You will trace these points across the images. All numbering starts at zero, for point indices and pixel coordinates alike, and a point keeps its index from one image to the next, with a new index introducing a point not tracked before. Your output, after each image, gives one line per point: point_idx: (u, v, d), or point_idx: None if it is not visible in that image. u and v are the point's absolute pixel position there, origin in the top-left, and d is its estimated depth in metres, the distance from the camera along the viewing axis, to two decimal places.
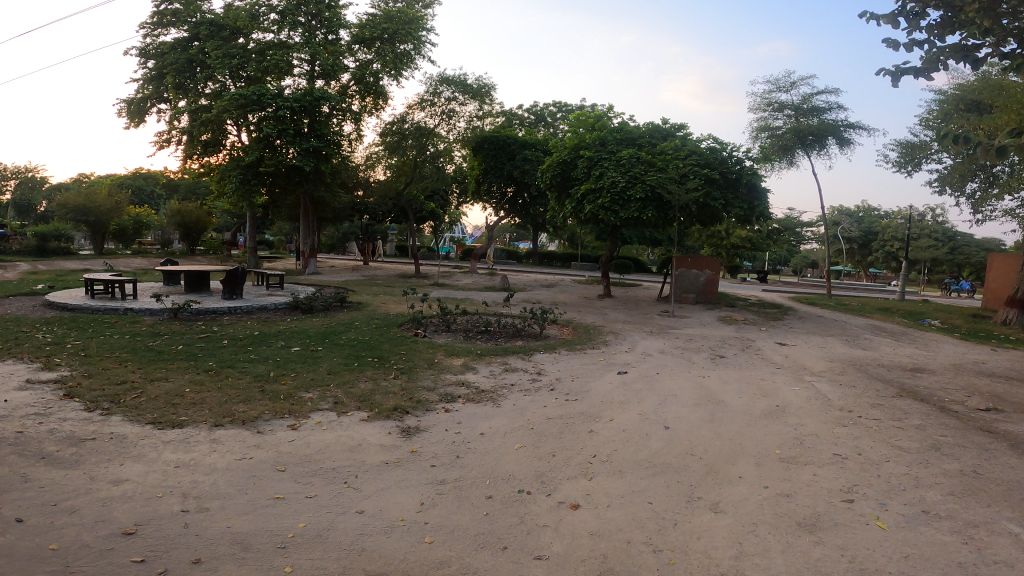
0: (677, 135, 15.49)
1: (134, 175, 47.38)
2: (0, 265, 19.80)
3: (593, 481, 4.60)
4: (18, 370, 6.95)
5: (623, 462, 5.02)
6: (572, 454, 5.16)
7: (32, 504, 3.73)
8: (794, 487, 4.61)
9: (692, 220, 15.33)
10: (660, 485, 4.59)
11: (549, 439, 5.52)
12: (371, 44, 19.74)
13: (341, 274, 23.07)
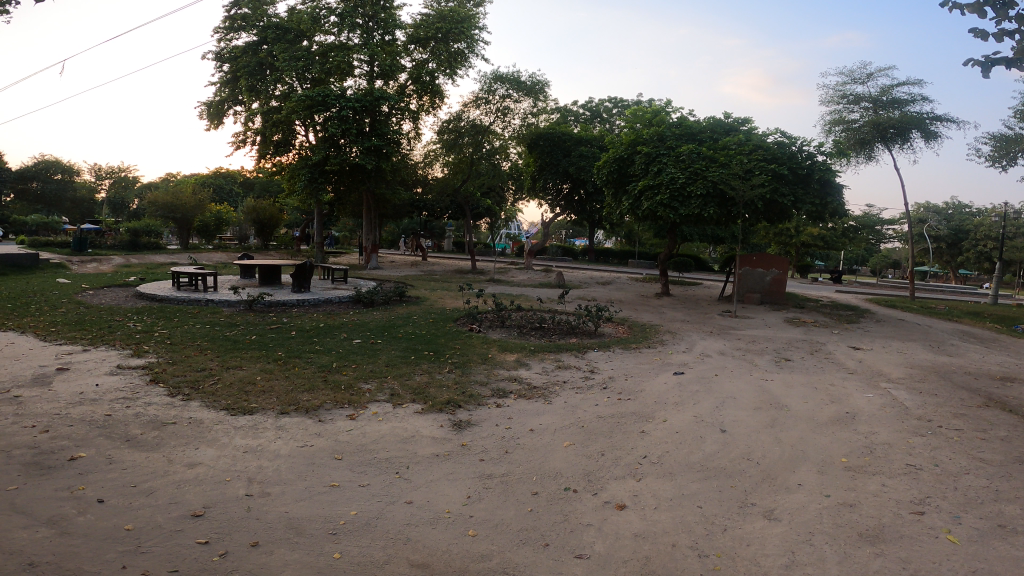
0: (741, 130, 14.96)
1: (215, 174, 50.11)
2: (97, 259, 21.41)
3: (641, 483, 4.53)
4: (111, 356, 7.51)
5: (675, 464, 4.92)
6: (621, 454, 5.08)
7: (114, 485, 4.02)
8: (859, 497, 4.38)
9: (759, 217, 14.79)
10: (712, 489, 4.46)
11: (600, 437, 5.47)
12: (426, 44, 20.02)
13: (403, 270, 23.64)
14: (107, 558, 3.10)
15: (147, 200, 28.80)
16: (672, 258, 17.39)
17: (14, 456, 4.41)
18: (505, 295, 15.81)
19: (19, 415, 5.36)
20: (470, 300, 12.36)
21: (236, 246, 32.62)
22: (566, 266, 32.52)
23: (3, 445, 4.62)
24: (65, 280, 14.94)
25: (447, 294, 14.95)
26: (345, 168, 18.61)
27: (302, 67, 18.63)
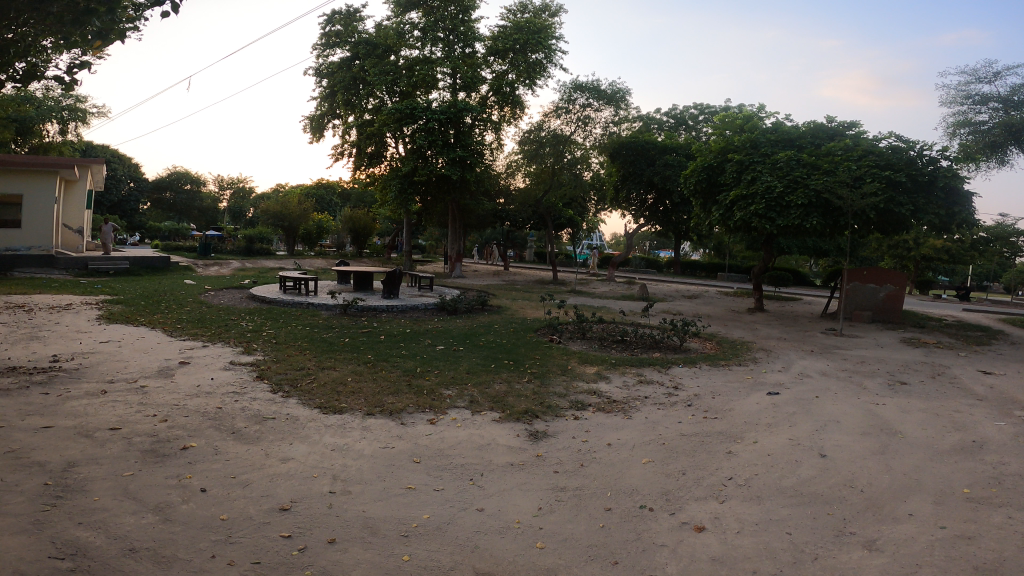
0: (848, 135, 14.00)
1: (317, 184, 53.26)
2: (216, 262, 23.33)
3: (724, 505, 4.32)
4: (225, 352, 8.14)
5: (764, 487, 4.65)
6: (704, 475, 4.88)
7: (216, 475, 4.34)
8: (979, 529, 3.96)
9: (871, 228, 13.81)
10: (805, 515, 4.18)
11: (681, 456, 5.28)
12: (505, 55, 20.27)
13: (486, 279, 24.01)
14: (200, 547, 3.32)
15: (259, 210, 31.20)
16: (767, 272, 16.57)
17: (135, 443, 4.86)
18: (588, 307, 15.68)
19: (143, 404, 5.91)
20: (551, 310, 12.34)
21: (335, 253, 34.50)
22: (652, 278, 31.82)
23: (127, 432, 5.11)
24: (192, 281, 16.40)
25: (528, 304, 15.01)
26: (432, 178, 19.23)
27: (390, 82, 19.39)
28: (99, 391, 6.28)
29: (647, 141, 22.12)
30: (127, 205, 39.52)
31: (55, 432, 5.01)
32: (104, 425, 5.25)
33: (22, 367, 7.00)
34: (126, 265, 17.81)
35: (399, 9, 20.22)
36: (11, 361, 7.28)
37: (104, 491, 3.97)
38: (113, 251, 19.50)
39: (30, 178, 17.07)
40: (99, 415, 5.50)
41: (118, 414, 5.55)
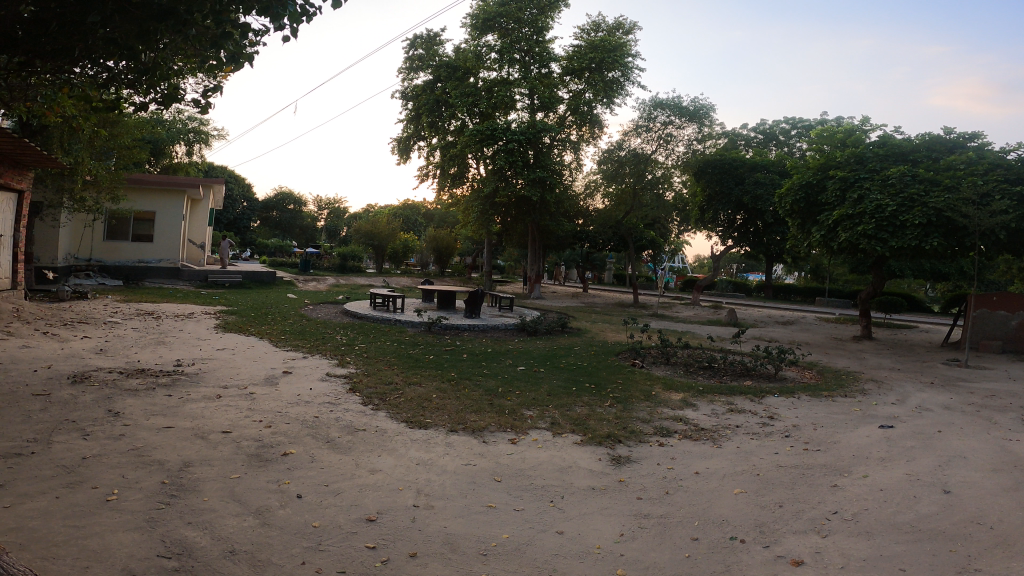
0: (970, 147, 12.94)
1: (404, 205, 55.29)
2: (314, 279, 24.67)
3: (825, 539, 4.04)
4: (322, 364, 8.53)
5: (872, 522, 4.32)
6: (803, 508, 4.58)
7: (311, 483, 4.52)
8: None
9: (1001, 249, 12.71)
10: (920, 554, 3.83)
11: (777, 488, 5.00)
12: (581, 75, 20.40)
13: (565, 300, 23.98)
14: (292, 553, 3.43)
15: (352, 229, 32.87)
16: (873, 297, 15.50)
17: (242, 447, 5.16)
18: (672, 331, 15.31)
19: (251, 409, 6.27)
20: (633, 334, 12.11)
21: (419, 272, 35.55)
22: (741, 302, 30.61)
23: (236, 435, 5.43)
24: (293, 295, 17.39)
25: (609, 327, 14.84)
26: (513, 198, 19.56)
27: (471, 103, 19.89)
28: (213, 395, 6.74)
29: (736, 158, 21.51)
30: (240, 224, 42.62)
31: (173, 432, 5.41)
32: (216, 428, 5.61)
33: (150, 369, 7.65)
34: (240, 278, 19.21)
35: (477, 32, 20.73)
36: (142, 363, 7.98)
37: (212, 492, 4.23)
38: (230, 265, 20.97)
39: (162, 198, 18.70)
40: (212, 418, 5.89)
41: (228, 418, 5.92)
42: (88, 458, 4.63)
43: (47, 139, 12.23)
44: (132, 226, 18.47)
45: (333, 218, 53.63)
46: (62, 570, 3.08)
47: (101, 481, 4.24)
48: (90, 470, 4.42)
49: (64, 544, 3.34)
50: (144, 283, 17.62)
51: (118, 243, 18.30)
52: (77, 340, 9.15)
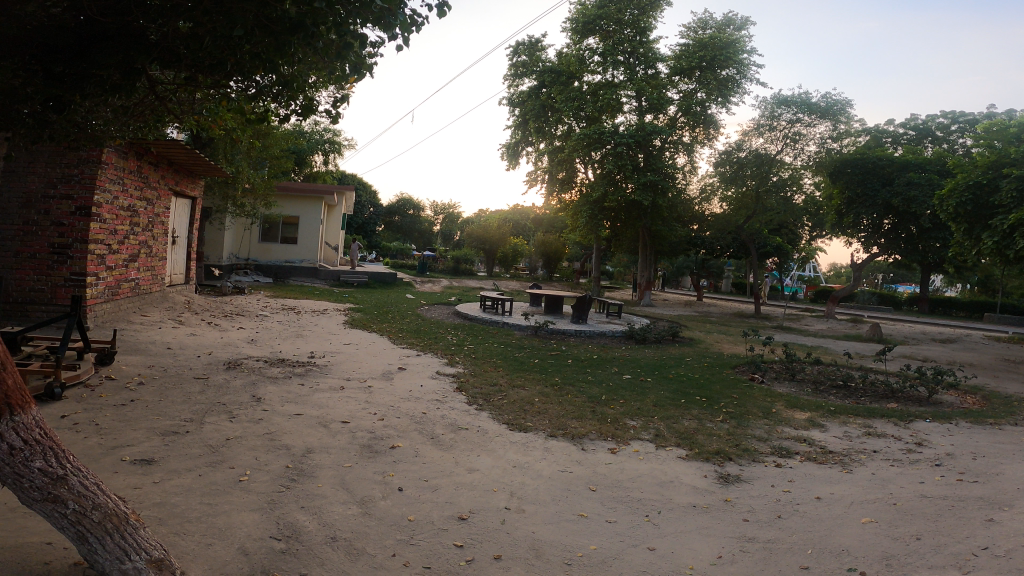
0: None
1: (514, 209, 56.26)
2: (433, 281, 25.71)
3: None
4: (432, 362, 8.87)
5: None
6: (946, 541, 4.07)
7: (412, 476, 4.72)
8: None
9: None
10: None
11: (914, 518, 4.48)
12: (691, 74, 19.60)
13: (677, 308, 23.15)
14: (385, 544, 3.58)
15: (465, 232, 33.97)
16: None
17: (357, 437, 5.50)
18: (800, 346, 14.25)
19: (368, 402, 6.66)
20: (752, 347, 11.41)
21: (529, 276, 35.98)
22: (885, 317, 27.85)
23: (353, 426, 5.80)
24: (412, 296, 18.29)
25: (726, 338, 14.09)
26: (623, 203, 19.24)
27: (577, 107, 19.65)
28: (337, 386, 7.27)
29: (882, 157, 19.64)
30: (367, 227, 45.34)
31: (301, 419, 5.89)
32: (337, 417, 6.02)
33: (288, 359, 8.40)
34: (366, 278, 20.48)
35: (577, 37, 20.60)
36: (281, 354, 8.77)
37: (325, 479, 4.54)
38: (359, 266, 22.25)
39: (304, 203, 20.43)
40: (335, 408, 6.34)
41: (348, 409, 6.33)
42: (230, 439, 5.16)
43: (214, 152, 13.76)
44: (280, 229, 20.35)
45: (448, 223, 55.62)
46: (190, 545, 3.43)
47: (236, 462, 4.70)
48: (228, 451, 4.91)
49: (196, 521, 3.72)
50: (290, 281, 19.37)
51: (269, 244, 20.28)
52: (232, 330, 10.26)
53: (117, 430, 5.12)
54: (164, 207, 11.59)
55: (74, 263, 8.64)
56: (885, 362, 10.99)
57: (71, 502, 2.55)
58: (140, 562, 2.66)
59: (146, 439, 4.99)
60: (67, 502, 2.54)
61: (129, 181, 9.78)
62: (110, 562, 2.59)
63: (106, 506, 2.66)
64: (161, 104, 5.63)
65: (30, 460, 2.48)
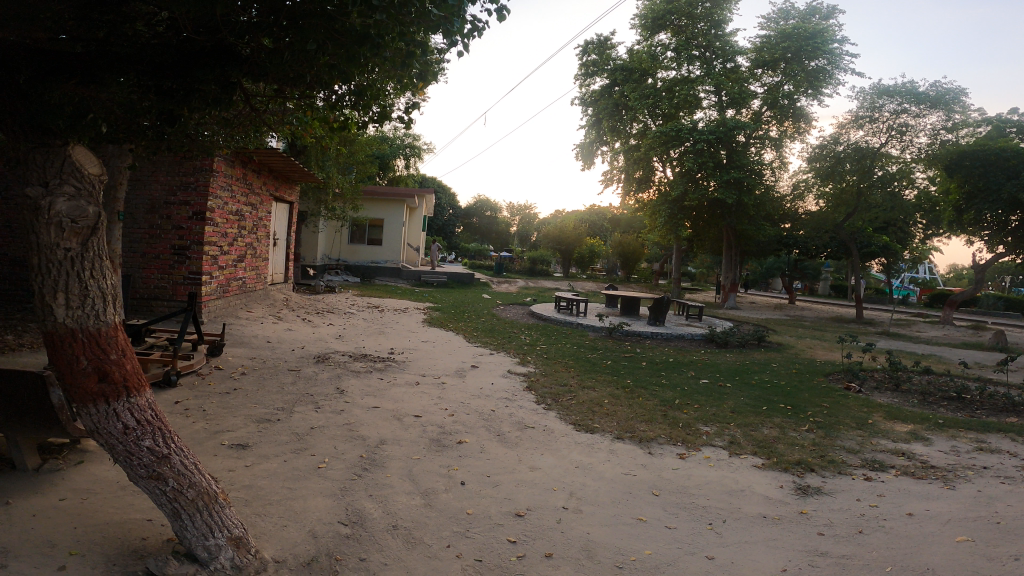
0: None
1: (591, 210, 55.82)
2: (512, 281, 25.96)
3: None
4: (504, 361, 9.00)
5: None
6: None
7: (476, 471, 4.81)
8: None
9: None
10: None
11: (1019, 540, 4.06)
12: (775, 66, 18.65)
13: (765, 312, 22.05)
14: (441, 535, 3.67)
15: (542, 233, 34.02)
16: None
17: (427, 431, 5.68)
18: (906, 354, 13.19)
19: (440, 398, 6.86)
20: (849, 354, 10.70)
21: (605, 277, 35.50)
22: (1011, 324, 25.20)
23: (424, 421, 5.99)
24: (489, 296, 18.56)
25: (820, 344, 13.28)
26: (705, 202, 18.60)
27: (651, 104, 19.11)
28: (413, 381, 7.55)
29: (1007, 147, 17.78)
30: (445, 230, 46.35)
31: (378, 412, 6.16)
32: (410, 412, 6.24)
33: (370, 355, 8.80)
34: (445, 278, 21.01)
35: (648, 32, 20.09)
36: (364, 349, 9.20)
37: (394, 470, 4.70)
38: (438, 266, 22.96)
39: (387, 207, 21.29)
40: (409, 402, 6.59)
41: (421, 404, 6.55)
42: (314, 429, 5.47)
43: (307, 158, 14.65)
44: (366, 232, 21.33)
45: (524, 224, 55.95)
46: (267, 526, 3.57)
47: (317, 450, 4.96)
48: (311, 439, 5.19)
49: (276, 504, 3.89)
50: (376, 280, 20.22)
51: (357, 246, 21.30)
52: (322, 326, 10.86)
53: (218, 416, 5.57)
54: (266, 212, 12.45)
55: (189, 264, 9.49)
56: (1006, 371, 9.96)
57: (171, 479, 2.78)
58: (222, 540, 2.86)
59: (243, 425, 5.38)
60: (168, 479, 2.78)
61: (236, 187, 10.60)
62: (197, 537, 2.81)
63: (200, 485, 2.87)
64: (256, 116, 6.04)
65: (140, 439, 2.76)
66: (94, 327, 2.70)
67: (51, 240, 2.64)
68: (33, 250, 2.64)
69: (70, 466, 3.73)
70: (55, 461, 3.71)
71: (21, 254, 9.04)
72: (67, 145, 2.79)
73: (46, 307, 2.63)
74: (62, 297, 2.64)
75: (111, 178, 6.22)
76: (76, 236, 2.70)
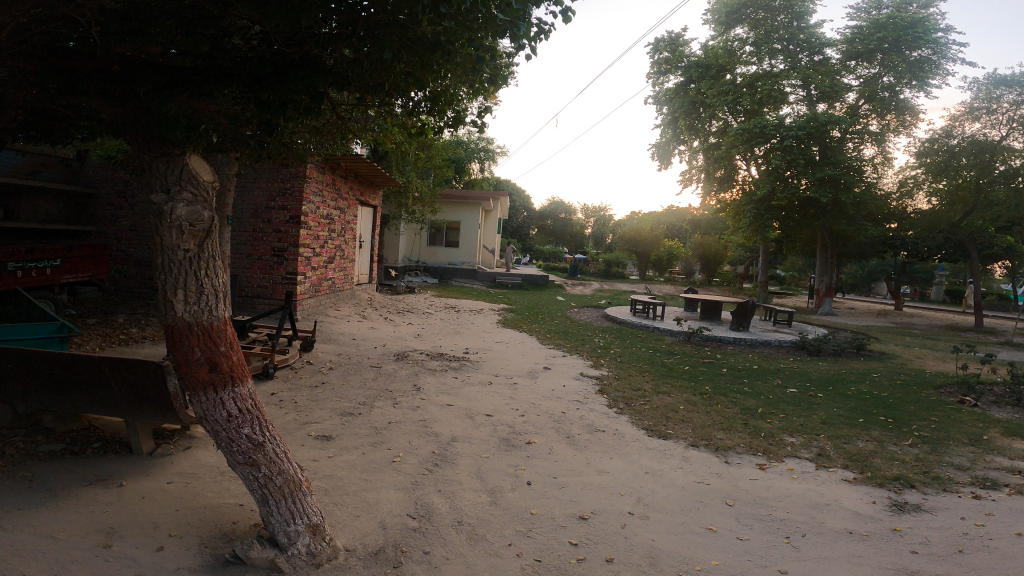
0: None
1: (669, 211, 54.50)
2: (588, 284, 25.74)
3: None
4: (577, 364, 8.94)
5: None
6: None
7: (542, 472, 4.78)
8: None
9: None
10: None
11: None
12: (871, 58, 17.50)
13: (864, 318, 20.59)
14: (504, 533, 3.69)
15: (617, 235, 33.51)
16: None
17: (497, 431, 5.72)
18: None
19: (512, 398, 6.92)
20: (961, 366, 9.81)
21: (685, 280, 34.47)
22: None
23: (495, 420, 6.06)
24: (563, 298, 18.47)
25: (929, 354, 12.27)
26: (795, 201, 17.67)
27: (730, 102, 18.40)
28: (487, 381, 7.66)
29: None
30: (520, 232, 46.64)
31: (451, 410, 6.29)
32: (482, 410, 6.34)
33: (446, 354, 8.99)
34: (519, 280, 21.13)
35: (722, 27, 19.40)
36: (441, 348, 9.42)
37: (463, 466, 4.73)
38: (513, 268, 23.16)
39: (464, 210, 21.69)
40: (481, 402, 6.68)
41: (493, 403, 6.64)
42: (391, 423, 5.64)
43: (388, 164, 15.19)
44: (445, 234, 21.86)
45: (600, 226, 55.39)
46: (342, 515, 3.68)
47: (393, 444, 5.10)
48: (388, 433, 5.35)
49: (353, 494, 4.00)
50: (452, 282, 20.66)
51: (435, 248, 21.87)
52: (402, 325, 11.20)
53: (306, 408, 5.87)
54: (353, 215, 13.00)
55: (287, 265, 10.09)
56: None
57: (263, 466, 2.95)
58: (300, 527, 2.97)
59: (327, 417, 5.63)
60: (260, 466, 2.94)
61: (326, 193, 11.17)
62: (280, 523, 2.94)
63: (287, 473, 3.02)
64: (343, 124, 6.23)
65: (240, 426, 2.94)
66: (207, 320, 2.91)
67: (173, 241, 2.86)
68: (158, 249, 2.88)
69: (179, 451, 4.00)
70: (166, 447, 4.00)
71: (147, 255, 9.88)
72: (187, 153, 2.97)
73: (168, 301, 2.86)
74: (181, 293, 2.87)
75: (222, 185, 6.70)
76: (194, 238, 2.91)
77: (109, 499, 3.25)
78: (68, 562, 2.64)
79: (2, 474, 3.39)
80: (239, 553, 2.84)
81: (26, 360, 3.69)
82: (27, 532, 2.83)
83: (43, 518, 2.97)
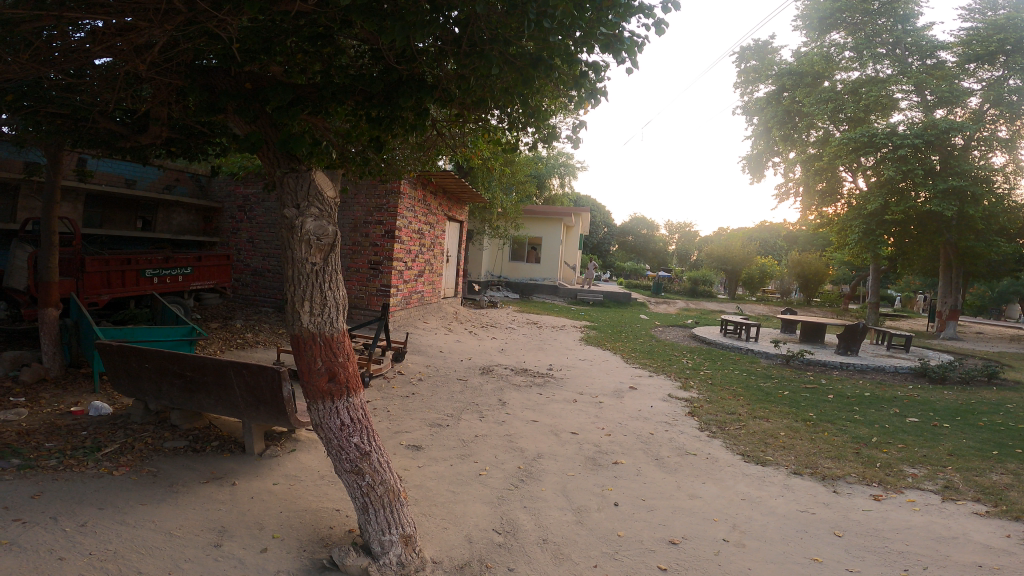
0: None
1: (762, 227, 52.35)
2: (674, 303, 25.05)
3: None
4: (665, 385, 8.64)
5: None
6: None
7: (630, 493, 4.61)
8: None
9: None
10: None
11: None
12: (993, 60, 16.14)
13: (991, 343, 18.69)
14: (589, 554, 3.57)
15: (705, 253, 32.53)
16: None
17: (583, 449, 5.61)
18: None
19: (597, 417, 6.79)
20: None
21: (780, 299, 32.84)
22: None
23: (581, 438, 5.95)
24: (647, 316, 18.03)
25: None
26: (912, 215, 16.51)
27: (832, 110, 17.49)
28: (572, 398, 7.54)
29: None
30: (602, 248, 46.08)
31: (537, 426, 6.23)
32: (567, 428, 6.25)
33: (531, 370, 8.96)
34: (601, 297, 20.94)
35: (816, 32, 18.41)
36: (526, 364, 9.39)
37: (549, 484, 4.65)
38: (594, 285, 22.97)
39: (547, 226, 21.83)
40: (567, 419, 6.58)
41: (578, 421, 6.54)
42: (478, 436, 5.65)
43: (474, 180, 15.48)
44: (528, 250, 22.08)
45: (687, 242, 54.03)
46: (430, 525, 3.70)
47: (480, 457, 5.09)
48: (475, 446, 5.36)
49: (441, 505, 4.02)
50: (534, 297, 20.78)
51: (518, 263, 22.19)
52: (487, 340, 11.27)
53: (398, 417, 5.99)
54: (440, 230, 13.29)
55: (382, 277, 10.46)
56: None
57: (367, 475, 3.01)
58: (394, 536, 2.99)
59: (418, 428, 5.73)
60: (365, 475, 3.01)
61: (418, 208, 11.51)
62: (376, 532, 2.98)
63: (387, 482, 3.06)
64: (439, 142, 6.31)
65: (351, 435, 3.02)
66: (329, 332, 3.00)
67: (302, 255, 2.98)
68: (289, 262, 3.01)
69: (285, 453, 4.17)
70: (274, 448, 4.17)
71: (261, 265, 10.52)
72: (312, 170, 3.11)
73: (296, 313, 2.97)
74: (307, 305, 2.98)
75: None
76: (319, 252, 3.02)
77: (222, 498, 3.41)
78: (182, 559, 2.77)
79: (132, 469, 3.64)
80: (336, 560, 2.88)
81: (159, 362, 4.00)
82: (148, 527, 2.99)
83: (162, 515, 3.14)
